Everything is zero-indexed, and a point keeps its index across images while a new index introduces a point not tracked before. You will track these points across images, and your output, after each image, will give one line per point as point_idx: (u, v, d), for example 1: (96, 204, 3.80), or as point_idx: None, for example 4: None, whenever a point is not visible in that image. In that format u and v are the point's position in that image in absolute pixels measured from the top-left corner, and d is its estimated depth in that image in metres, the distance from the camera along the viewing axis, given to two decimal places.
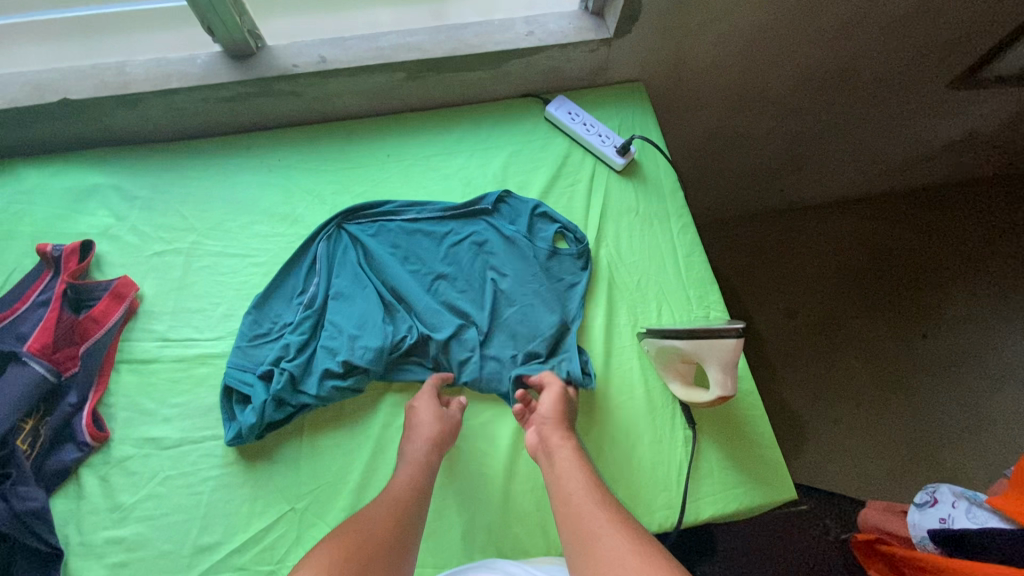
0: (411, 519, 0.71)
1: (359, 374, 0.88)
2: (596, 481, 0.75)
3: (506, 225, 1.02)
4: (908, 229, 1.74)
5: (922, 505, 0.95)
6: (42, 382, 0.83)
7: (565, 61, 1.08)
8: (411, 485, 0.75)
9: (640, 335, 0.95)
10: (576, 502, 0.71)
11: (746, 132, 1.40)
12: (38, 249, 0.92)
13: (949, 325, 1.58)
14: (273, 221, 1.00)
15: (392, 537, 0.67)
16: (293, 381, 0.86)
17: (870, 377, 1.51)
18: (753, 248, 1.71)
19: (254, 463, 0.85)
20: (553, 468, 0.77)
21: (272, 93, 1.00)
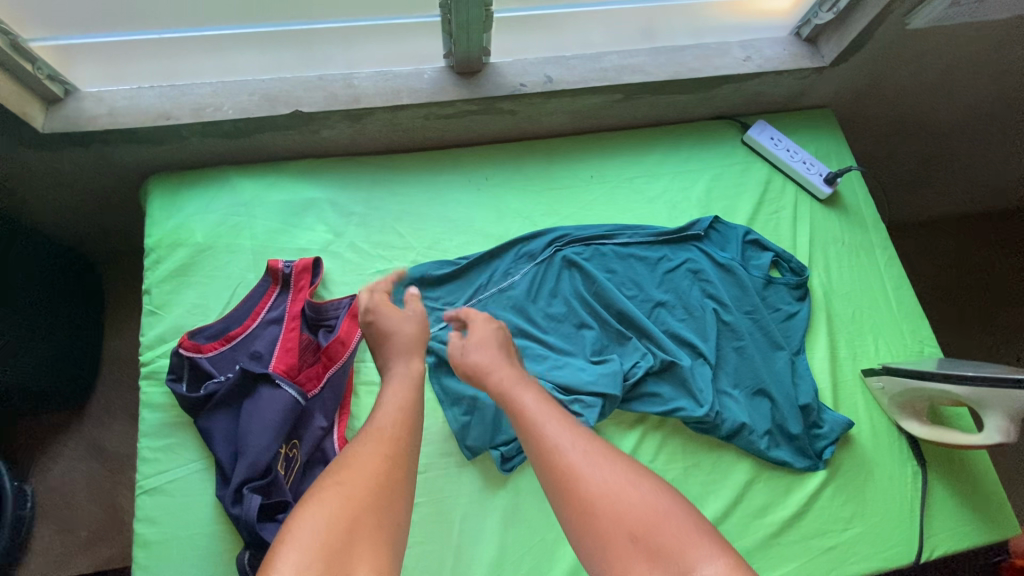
0: (400, 451, 0.65)
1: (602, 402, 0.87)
2: (552, 402, 0.72)
3: (718, 253, 1.02)
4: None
5: None
6: (295, 406, 0.82)
7: (773, 86, 1.07)
8: (401, 414, 0.70)
9: (864, 372, 0.96)
10: (540, 425, 0.69)
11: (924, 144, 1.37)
12: (268, 265, 0.90)
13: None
14: (489, 242, 1.00)
15: (380, 484, 0.61)
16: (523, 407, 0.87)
17: None
18: (957, 270, 1.54)
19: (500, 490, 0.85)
20: (506, 397, 0.74)
21: (492, 110, 0.99)
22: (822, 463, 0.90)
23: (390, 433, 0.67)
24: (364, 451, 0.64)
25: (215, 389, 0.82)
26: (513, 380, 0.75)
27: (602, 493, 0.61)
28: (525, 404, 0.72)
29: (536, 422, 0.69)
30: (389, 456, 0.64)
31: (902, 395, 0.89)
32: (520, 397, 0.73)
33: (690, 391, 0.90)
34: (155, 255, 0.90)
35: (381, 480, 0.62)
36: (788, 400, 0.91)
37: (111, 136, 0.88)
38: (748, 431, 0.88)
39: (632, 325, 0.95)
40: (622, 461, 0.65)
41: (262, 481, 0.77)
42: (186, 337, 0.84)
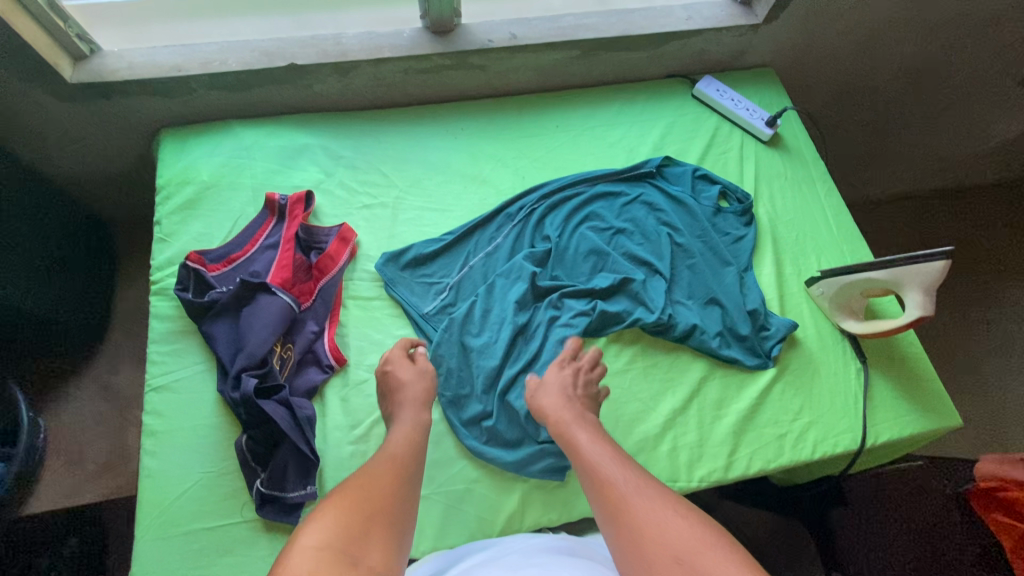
0: (406, 474, 0.71)
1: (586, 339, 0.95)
2: (609, 445, 0.78)
3: (670, 187, 1.13)
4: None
5: None
6: (289, 310, 0.91)
7: (715, 44, 1.21)
8: (407, 442, 0.77)
9: (807, 282, 1.05)
10: (600, 467, 0.73)
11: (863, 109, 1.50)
12: (266, 198, 1.01)
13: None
14: (465, 181, 1.11)
15: (394, 491, 0.68)
16: (488, 321, 0.97)
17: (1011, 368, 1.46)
18: (901, 230, 1.67)
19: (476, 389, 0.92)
20: (569, 441, 0.79)
21: (464, 66, 1.12)
22: (769, 360, 0.98)
23: (399, 461, 0.73)
24: (379, 467, 0.71)
25: (218, 297, 0.91)
26: (570, 420, 0.81)
27: (652, 526, 0.64)
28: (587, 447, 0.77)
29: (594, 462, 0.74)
30: (395, 475, 0.70)
31: (840, 292, 0.97)
32: (580, 439, 0.79)
33: (644, 302, 0.99)
34: (166, 191, 1.02)
35: (390, 480, 0.69)
36: (736, 306, 1.01)
37: (129, 87, 1.00)
38: (700, 331, 0.97)
39: (594, 251, 1.04)
40: (666, 499, 0.68)
41: (259, 370, 0.85)
42: (194, 252, 0.94)
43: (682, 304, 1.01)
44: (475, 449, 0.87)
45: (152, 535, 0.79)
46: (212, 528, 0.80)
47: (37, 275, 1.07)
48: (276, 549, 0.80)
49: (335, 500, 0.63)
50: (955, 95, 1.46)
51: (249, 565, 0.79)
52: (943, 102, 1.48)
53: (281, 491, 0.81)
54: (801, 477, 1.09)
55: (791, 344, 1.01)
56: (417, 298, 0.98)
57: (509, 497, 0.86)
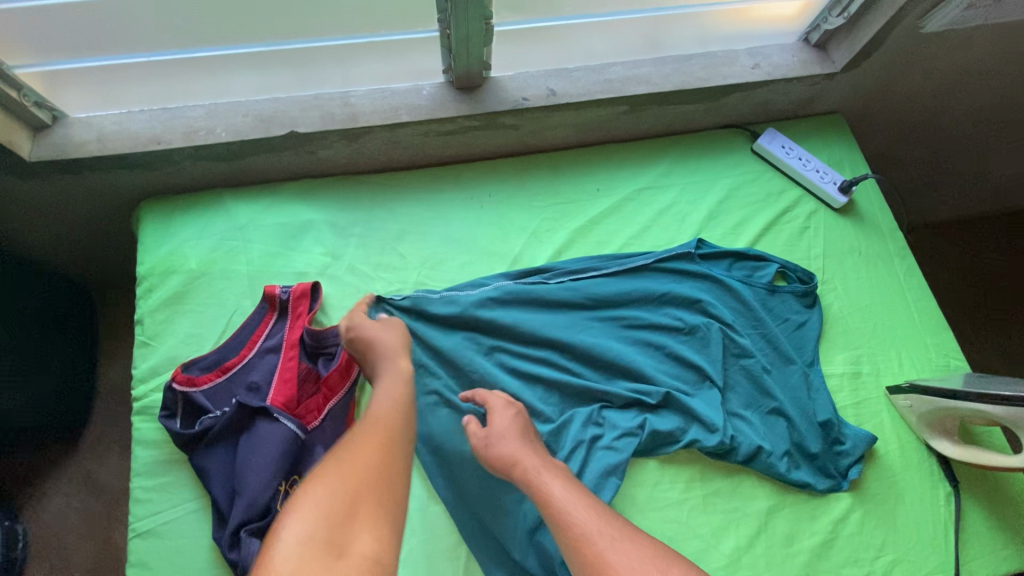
0: (396, 446, 0.65)
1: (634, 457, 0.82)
2: (581, 491, 0.69)
3: (714, 270, 0.97)
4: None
5: None
6: (294, 440, 0.78)
7: (782, 94, 1.04)
8: (395, 406, 0.70)
9: (888, 388, 0.91)
10: (570, 514, 0.65)
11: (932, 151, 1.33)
12: (265, 291, 0.87)
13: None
14: (492, 260, 0.96)
15: (379, 470, 0.62)
16: None
17: None
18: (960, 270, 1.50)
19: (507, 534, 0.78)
20: (536, 487, 0.70)
21: (493, 126, 0.96)
22: (846, 482, 0.85)
23: (383, 426, 0.67)
24: (364, 437, 0.65)
25: (211, 423, 0.78)
26: (536, 466, 0.72)
27: None
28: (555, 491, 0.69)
29: (566, 514, 0.66)
30: (381, 449, 0.64)
31: (933, 412, 0.84)
32: (547, 485, 0.69)
33: (698, 418, 0.86)
34: (147, 283, 0.87)
35: (382, 459, 0.63)
36: (804, 418, 0.87)
37: (99, 162, 0.85)
38: (766, 454, 0.84)
39: (631, 355, 0.90)
40: (643, 543, 0.62)
41: (261, 522, 0.73)
42: (179, 369, 0.81)
43: (743, 418, 0.87)
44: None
45: None
46: None
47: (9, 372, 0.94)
48: None
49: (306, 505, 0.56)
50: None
51: None
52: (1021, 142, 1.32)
53: None
54: None
55: (871, 462, 0.88)
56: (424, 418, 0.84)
57: None
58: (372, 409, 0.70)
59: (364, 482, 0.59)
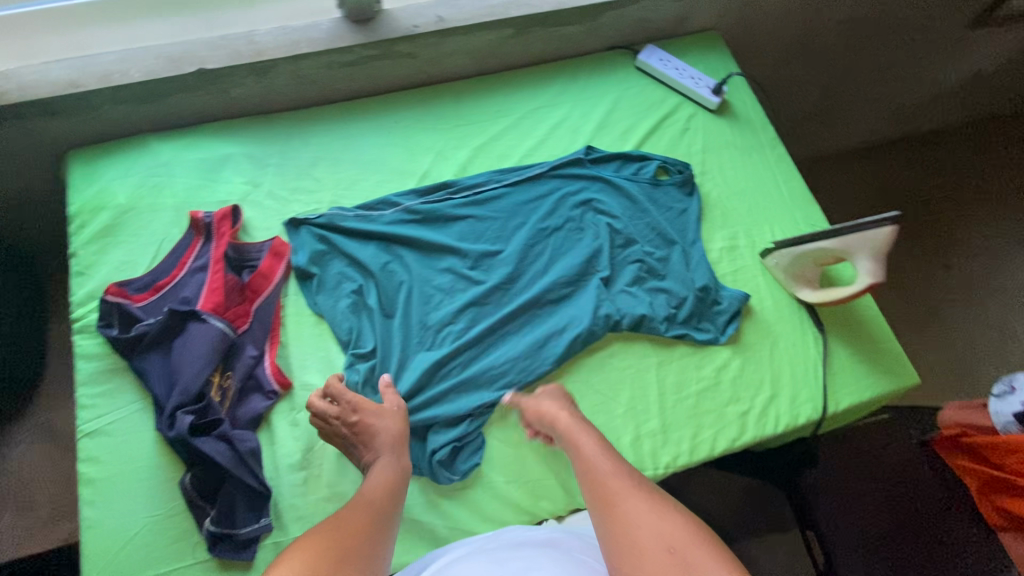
0: (386, 520, 0.66)
1: (527, 335, 0.93)
2: (607, 447, 0.75)
3: (603, 173, 1.08)
4: (958, 158, 1.70)
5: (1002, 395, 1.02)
6: (223, 337, 0.85)
7: (655, 11, 1.16)
8: (385, 486, 0.71)
9: (761, 253, 1.03)
10: (596, 467, 0.71)
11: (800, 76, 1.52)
12: (189, 217, 0.95)
13: (983, 247, 1.57)
14: (402, 177, 1.05)
15: (369, 530, 0.63)
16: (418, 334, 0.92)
17: (958, 317, 1.48)
18: (834, 184, 1.69)
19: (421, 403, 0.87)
20: (570, 439, 0.77)
21: (391, 55, 1.05)
22: (724, 334, 0.97)
23: (373, 503, 0.68)
24: (355, 511, 0.65)
25: (145, 330, 0.86)
26: (574, 423, 0.78)
27: (642, 520, 0.64)
28: (581, 445, 0.75)
29: (592, 463, 0.72)
30: (372, 519, 0.64)
31: (793, 262, 0.96)
32: (580, 438, 0.76)
33: (584, 302, 0.96)
34: (79, 219, 0.94)
35: (367, 522, 0.64)
36: (681, 292, 0.99)
37: (22, 110, 0.92)
38: (648, 320, 0.95)
39: (525, 252, 1.00)
40: (658, 494, 0.67)
41: (196, 405, 0.81)
42: (114, 285, 0.88)
43: (629, 295, 0.98)
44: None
45: None
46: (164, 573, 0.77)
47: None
48: None
49: (304, 544, 0.57)
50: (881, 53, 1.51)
51: None
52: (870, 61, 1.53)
53: (232, 529, 0.78)
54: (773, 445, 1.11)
55: (749, 319, 1.00)
56: (341, 317, 0.91)
57: (471, 509, 0.84)
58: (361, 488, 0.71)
59: (346, 538, 0.60)
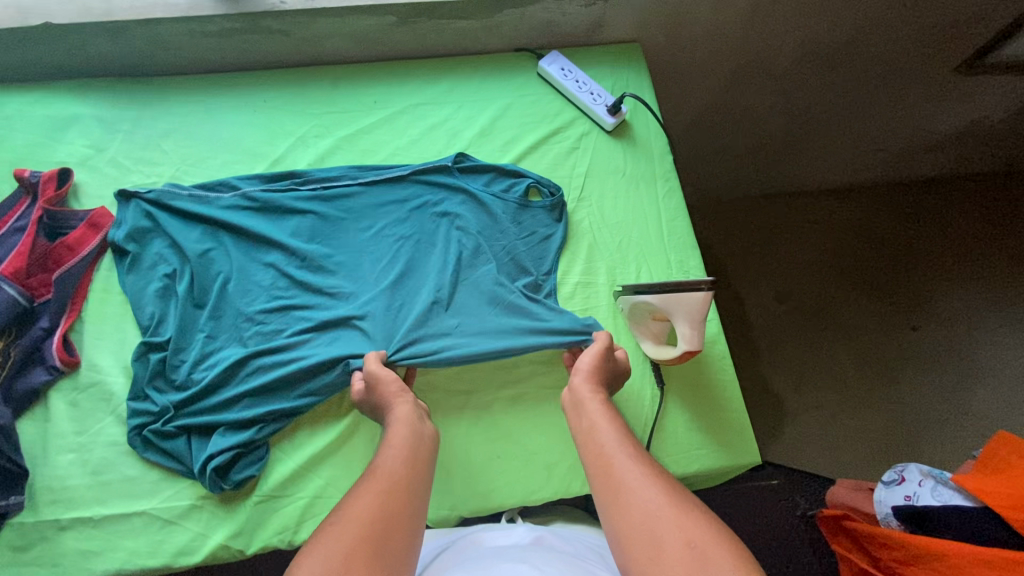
0: (401, 487, 0.65)
1: (335, 351, 0.87)
2: (624, 433, 0.74)
3: (469, 185, 1.01)
4: (875, 217, 1.75)
5: (890, 483, 0.96)
6: (14, 305, 0.83)
7: (561, 14, 1.06)
8: (402, 452, 0.70)
9: (617, 293, 0.95)
10: (610, 454, 0.70)
11: (745, 107, 1.42)
12: (15, 175, 0.92)
13: (879, 308, 1.64)
14: (256, 162, 1.00)
15: (386, 509, 0.62)
16: (221, 330, 0.88)
17: (835, 368, 1.58)
18: (751, 230, 1.73)
19: (203, 402, 0.83)
20: (587, 421, 0.77)
21: (259, 30, 0.99)
22: None
23: (394, 478, 0.66)
24: (373, 482, 0.64)
25: None
26: (593, 406, 0.77)
27: (654, 513, 0.61)
28: (601, 436, 0.73)
29: (603, 446, 0.72)
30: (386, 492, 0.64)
31: (634, 311, 0.88)
32: (598, 425, 0.75)
33: (405, 324, 0.90)
34: None
35: (399, 484, 0.65)
36: (512, 330, 0.91)
37: None
38: (471, 353, 0.89)
39: (361, 262, 0.95)
40: (677, 490, 0.64)
41: None
42: None
43: (460, 323, 0.91)
44: (160, 436, 0.82)
45: None
46: None
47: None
48: None
49: (326, 533, 0.57)
50: (827, 91, 1.42)
51: None
52: (816, 99, 1.44)
53: None
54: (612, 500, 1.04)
55: None
56: (146, 300, 0.88)
57: (231, 521, 0.80)
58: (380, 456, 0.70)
59: (370, 517, 0.59)
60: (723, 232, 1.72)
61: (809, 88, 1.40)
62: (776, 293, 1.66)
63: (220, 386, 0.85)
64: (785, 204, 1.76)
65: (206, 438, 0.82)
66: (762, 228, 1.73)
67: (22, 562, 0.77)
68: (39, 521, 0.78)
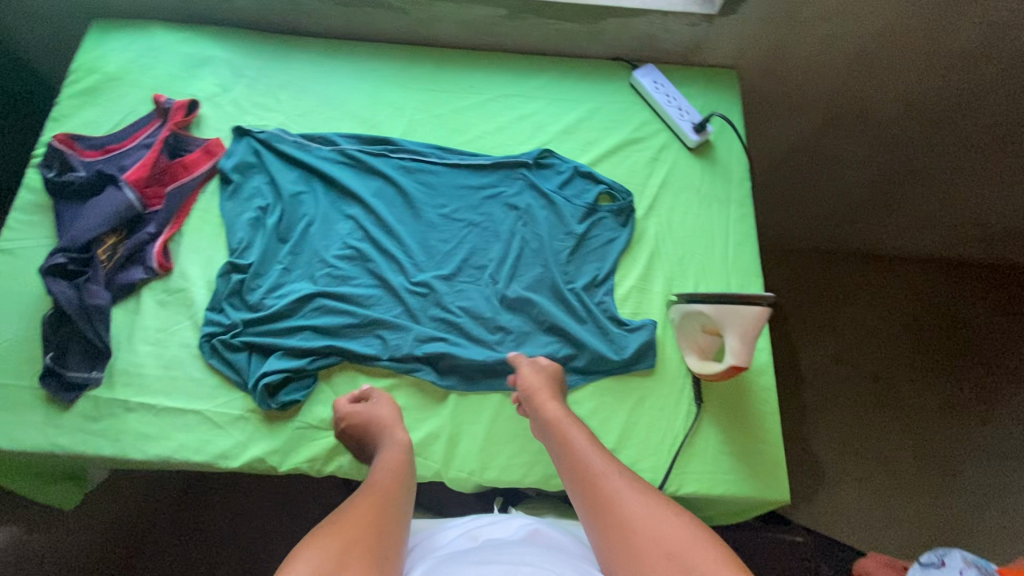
0: (389, 502, 0.70)
1: (395, 311, 0.94)
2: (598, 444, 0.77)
3: (544, 183, 1.04)
4: (958, 296, 1.64)
5: (927, 564, 0.90)
6: (130, 209, 0.93)
7: (664, 30, 1.09)
8: (392, 473, 0.75)
9: (670, 303, 0.95)
10: (585, 463, 0.74)
11: (835, 155, 1.38)
12: (153, 99, 1.04)
13: (946, 391, 1.54)
14: (355, 122, 1.08)
15: (376, 521, 0.66)
16: (295, 268, 0.95)
17: (886, 444, 1.48)
18: (819, 284, 1.66)
19: (268, 325, 0.91)
20: (558, 429, 0.79)
21: (383, 5, 1.08)
22: (580, 381, 0.91)
23: (385, 489, 0.72)
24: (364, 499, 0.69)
25: (73, 180, 0.95)
26: (564, 417, 0.80)
27: (633, 517, 0.66)
28: (574, 445, 0.77)
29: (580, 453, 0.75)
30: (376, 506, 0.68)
31: (684, 321, 0.88)
32: (571, 433, 0.78)
33: (461, 301, 0.95)
34: (74, 76, 1.07)
35: (389, 499, 0.70)
36: (553, 335, 0.94)
37: None
38: (517, 338, 0.93)
39: (432, 234, 1.01)
40: (654, 495, 0.69)
41: (79, 255, 0.90)
42: (67, 135, 0.99)
43: (513, 310, 0.96)
44: (226, 346, 0.89)
45: None
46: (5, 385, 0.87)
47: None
48: (51, 419, 0.86)
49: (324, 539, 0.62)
50: (927, 155, 1.36)
51: (22, 428, 0.85)
52: (914, 161, 1.38)
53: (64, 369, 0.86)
54: None
55: (628, 369, 0.92)
56: (239, 226, 0.97)
57: (267, 439, 0.86)
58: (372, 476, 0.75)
59: (362, 529, 0.64)
60: (788, 281, 1.66)
61: (909, 148, 1.35)
62: (835, 353, 1.58)
63: (285, 317, 0.92)
64: (861, 265, 1.68)
65: (265, 359, 0.89)
66: (832, 285, 1.66)
67: (91, 431, 0.86)
68: (111, 398, 0.87)
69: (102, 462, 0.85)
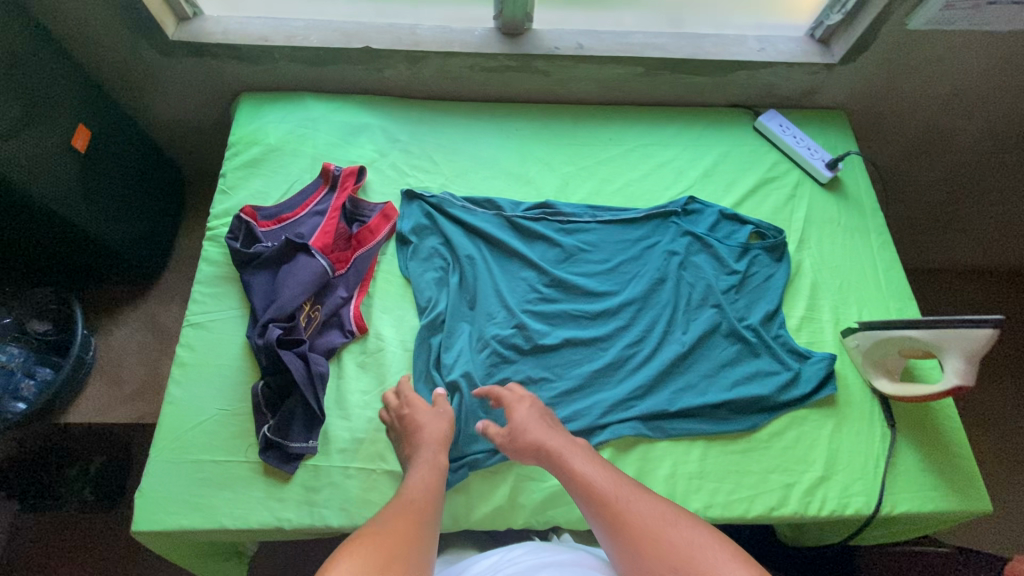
0: (422, 518, 0.70)
1: (584, 362, 0.97)
2: (598, 462, 0.79)
3: (696, 227, 1.10)
4: None
5: None
6: (323, 275, 0.95)
7: (785, 79, 1.19)
8: (426, 490, 0.75)
9: (843, 332, 1.01)
10: (593, 487, 0.75)
11: (932, 184, 1.44)
12: (322, 167, 1.07)
13: None
14: (510, 178, 1.13)
15: (410, 534, 0.67)
16: (483, 328, 0.97)
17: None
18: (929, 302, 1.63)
19: (472, 380, 0.92)
20: (557, 460, 0.79)
21: (529, 69, 1.15)
22: (778, 414, 0.94)
23: (420, 506, 0.72)
24: (393, 513, 0.69)
25: (262, 251, 0.97)
26: (562, 446, 0.80)
27: (655, 530, 0.69)
28: (579, 472, 0.77)
29: (584, 477, 0.76)
30: (410, 520, 0.69)
31: (876, 348, 0.94)
32: (571, 463, 0.78)
33: (644, 347, 0.98)
34: (235, 148, 1.10)
35: (422, 509, 0.71)
36: (740, 374, 0.97)
37: (221, 50, 1.11)
38: (706, 380, 0.96)
39: (600, 285, 1.04)
40: (667, 507, 0.72)
41: (286, 323, 0.91)
42: (249, 207, 1.01)
43: (695, 353, 0.99)
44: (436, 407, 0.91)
45: (163, 457, 0.85)
46: (218, 461, 0.85)
47: (106, 204, 1.14)
48: (270, 493, 0.84)
49: (356, 553, 0.61)
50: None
51: (242, 504, 0.83)
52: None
53: (284, 439, 0.86)
54: (809, 540, 1.05)
55: (821, 397, 0.96)
56: (425, 287, 0.99)
57: (490, 500, 0.85)
58: (404, 490, 0.75)
59: (393, 545, 0.64)
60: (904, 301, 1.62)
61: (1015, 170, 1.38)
62: None
63: (482, 376, 0.94)
64: (971, 282, 1.65)
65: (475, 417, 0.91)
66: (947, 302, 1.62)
67: (314, 501, 0.84)
68: (330, 466, 0.86)
69: (328, 533, 0.84)
